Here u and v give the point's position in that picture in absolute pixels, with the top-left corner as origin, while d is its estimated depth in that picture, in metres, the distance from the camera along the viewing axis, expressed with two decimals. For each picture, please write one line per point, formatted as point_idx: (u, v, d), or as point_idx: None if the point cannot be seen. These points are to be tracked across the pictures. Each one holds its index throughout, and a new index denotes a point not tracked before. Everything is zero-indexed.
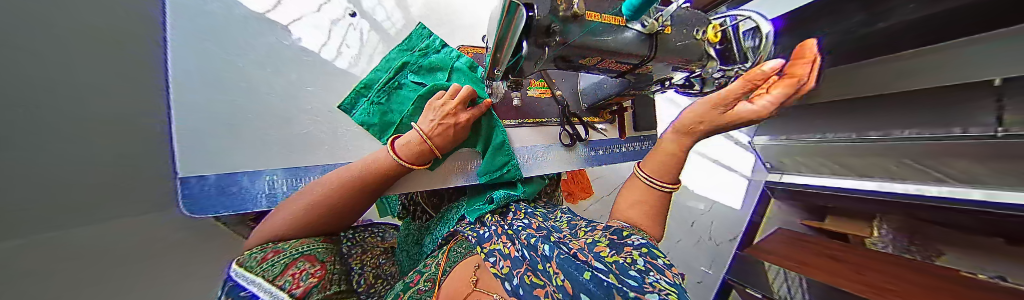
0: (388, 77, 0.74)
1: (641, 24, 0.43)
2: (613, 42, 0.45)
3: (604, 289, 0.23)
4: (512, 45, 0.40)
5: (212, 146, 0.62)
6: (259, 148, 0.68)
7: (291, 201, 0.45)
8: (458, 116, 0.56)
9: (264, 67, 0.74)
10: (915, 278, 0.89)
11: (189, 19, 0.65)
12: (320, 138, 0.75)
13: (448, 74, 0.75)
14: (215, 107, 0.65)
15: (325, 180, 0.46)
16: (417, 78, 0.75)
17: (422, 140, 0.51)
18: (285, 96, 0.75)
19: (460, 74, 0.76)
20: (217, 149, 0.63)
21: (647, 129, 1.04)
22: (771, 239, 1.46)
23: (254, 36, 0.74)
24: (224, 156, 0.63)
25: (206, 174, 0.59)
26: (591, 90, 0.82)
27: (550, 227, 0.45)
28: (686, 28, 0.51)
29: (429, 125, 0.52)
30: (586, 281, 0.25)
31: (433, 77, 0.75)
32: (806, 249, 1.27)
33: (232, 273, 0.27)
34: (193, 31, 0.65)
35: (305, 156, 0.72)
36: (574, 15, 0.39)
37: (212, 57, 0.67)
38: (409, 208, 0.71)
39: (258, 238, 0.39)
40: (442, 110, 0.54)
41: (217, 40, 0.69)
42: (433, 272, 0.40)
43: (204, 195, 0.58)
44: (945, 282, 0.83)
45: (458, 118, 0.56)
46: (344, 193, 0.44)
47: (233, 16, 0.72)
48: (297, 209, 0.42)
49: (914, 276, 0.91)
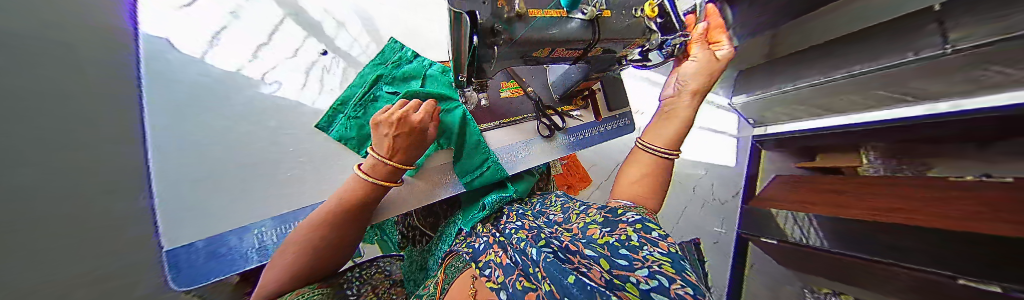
0: (363, 92, 0.86)
1: (582, 12, 0.51)
2: (558, 33, 0.51)
3: (586, 292, 0.18)
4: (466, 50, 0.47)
5: (195, 201, 0.71)
6: (247, 194, 0.78)
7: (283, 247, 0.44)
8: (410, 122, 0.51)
9: (241, 120, 0.86)
10: (913, 193, 0.92)
11: (173, 91, 0.79)
12: (303, 178, 0.86)
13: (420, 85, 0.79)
14: (202, 164, 0.76)
15: (305, 222, 0.45)
16: (390, 88, 0.89)
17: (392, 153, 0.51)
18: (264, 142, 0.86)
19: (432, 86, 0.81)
20: (204, 204, 0.72)
21: (621, 106, 1.07)
22: (773, 187, 1.47)
23: (233, 91, 0.88)
24: (213, 207, 0.73)
25: (192, 242, 0.67)
26: (558, 81, 0.87)
27: (542, 226, 0.44)
28: (626, 9, 0.57)
29: (386, 147, 0.50)
30: (570, 286, 0.20)
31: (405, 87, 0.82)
32: (807, 189, 1.29)
33: None
34: (172, 100, 0.78)
35: (293, 197, 0.83)
36: (517, 15, 0.46)
37: (194, 119, 0.79)
38: (407, 234, 0.74)
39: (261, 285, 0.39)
40: (389, 124, 0.49)
41: (197, 103, 0.82)
42: (433, 294, 0.38)
43: (190, 264, 0.64)
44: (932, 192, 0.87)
45: (409, 122, 0.51)
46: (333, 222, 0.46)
47: (212, 80, 0.87)
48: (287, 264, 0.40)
49: (911, 191, 0.93)
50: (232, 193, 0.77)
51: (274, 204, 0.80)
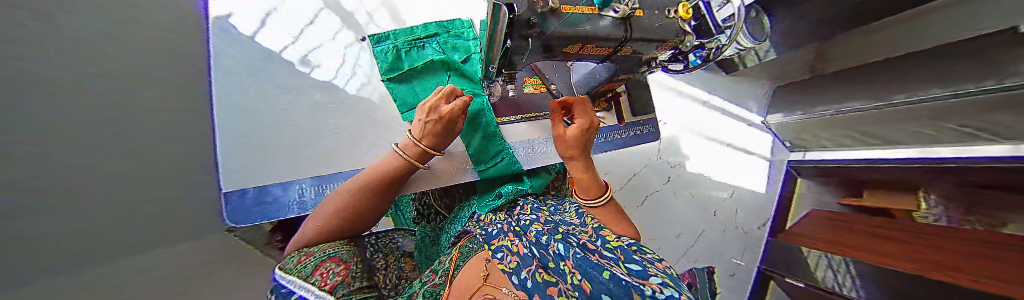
0: (417, 35, 0.76)
1: (614, 10, 0.44)
2: (592, 30, 0.45)
3: (620, 285, 0.22)
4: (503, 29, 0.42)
5: (259, 159, 0.61)
6: (271, 164, 0.61)
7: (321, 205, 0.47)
8: (443, 111, 0.48)
9: (284, 79, 0.70)
10: (992, 253, 0.80)
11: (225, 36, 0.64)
12: (341, 138, 0.69)
13: (436, 75, 0.73)
14: (245, 122, 0.62)
15: (350, 181, 0.47)
16: (441, 48, 0.78)
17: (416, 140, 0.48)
18: (308, 107, 0.70)
19: (455, 78, 0.74)
20: (265, 161, 0.61)
21: (645, 113, 1.03)
22: (803, 222, 1.37)
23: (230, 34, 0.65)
24: (269, 168, 0.61)
25: (245, 188, 0.57)
26: (583, 81, 0.81)
27: (557, 219, 0.47)
28: (657, 10, 0.50)
29: (417, 126, 0.48)
30: (605, 281, 0.24)
31: (421, 79, 0.72)
32: (849, 230, 1.17)
33: (275, 276, 0.30)
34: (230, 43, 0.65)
35: (320, 161, 0.65)
36: (551, 9, 0.41)
37: (275, 77, 0.69)
38: (423, 212, 0.74)
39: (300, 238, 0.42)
40: (424, 107, 0.48)
41: (227, 44, 0.64)
42: (446, 268, 0.40)
43: (242, 206, 0.56)
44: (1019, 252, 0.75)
45: (440, 111, 0.47)
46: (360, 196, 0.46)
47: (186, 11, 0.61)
48: (317, 221, 0.44)
49: (986, 250, 0.82)
50: (315, 155, 0.66)
51: (296, 164, 0.63)
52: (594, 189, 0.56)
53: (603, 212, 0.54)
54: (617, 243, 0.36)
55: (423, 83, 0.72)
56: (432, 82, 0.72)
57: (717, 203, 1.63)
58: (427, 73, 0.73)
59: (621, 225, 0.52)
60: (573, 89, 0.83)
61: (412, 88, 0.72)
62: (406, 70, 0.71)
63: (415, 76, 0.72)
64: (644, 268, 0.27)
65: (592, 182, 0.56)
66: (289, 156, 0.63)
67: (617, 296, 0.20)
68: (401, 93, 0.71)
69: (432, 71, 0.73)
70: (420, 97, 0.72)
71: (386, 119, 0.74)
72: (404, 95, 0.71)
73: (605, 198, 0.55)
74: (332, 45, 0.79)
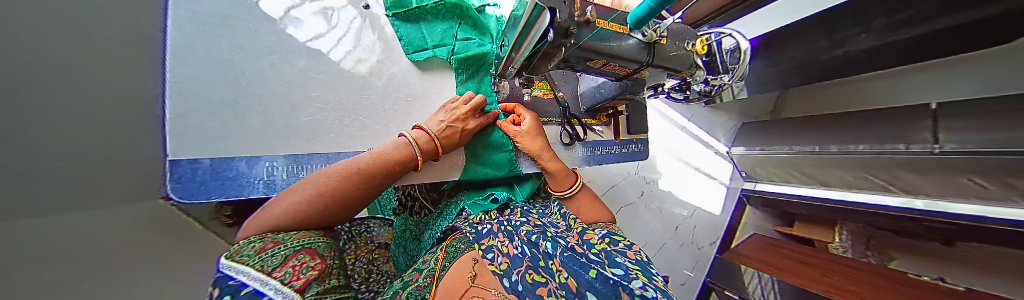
0: None
1: (642, 34, 0.44)
2: (615, 48, 0.45)
3: (608, 285, 0.24)
4: (540, 32, 0.39)
5: (215, 135, 0.49)
6: (264, 135, 0.53)
7: (303, 180, 0.40)
8: (467, 121, 0.61)
9: (272, 52, 0.55)
10: (884, 283, 0.97)
11: None
12: (331, 127, 0.60)
13: (443, 20, 0.71)
14: (218, 87, 0.50)
15: (349, 160, 0.44)
16: None
17: (429, 141, 0.54)
18: (294, 81, 0.57)
19: (464, 28, 0.73)
20: (225, 135, 0.50)
21: (639, 132, 1.07)
22: (751, 244, 1.58)
23: None
24: (230, 140, 0.50)
25: (199, 158, 0.47)
26: (589, 94, 0.82)
27: (546, 223, 0.48)
28: (678, 41, 0.53)
29: (439, 126, 0.56)
30: (591, 279, 0.27)
31: (428, 22, 0.71)
32: (780, 255, 1.36)
33: (220, 266, 0.24)
34: (198, 5, 0.49)
35: (313, 135, 0.58)
36: (587, 21, 0.39)
37: (253, 39, 0.54)
38: (405, 204, 0.71)
39: (278, 214, 0.34)
40: (451, 114, 0.59)
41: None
42: (433, 268, 0.40)
43: (199, 181, 0.47)
44: (907, 287, 0.93)
45: (466, 123, 0.60)
46: (364, 178, 0.43)
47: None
48: (304, 195, 0.37)
49: (882, 281, 0.99)
50: (293, 137, 0.56)
51: (272, 140, 0.54)
52: (564, 181, 0.59)
53: (580, 200, 0.58)
54: (601, 246, 0.37)
55: (430, 26, 0.71)
56: (440, 26, 0.71)
57: (681, 220, 1.77)
58: (435, 16, 0.70)
59: (595, 209, 0.56)
60: (580, 102, 0.87)
61: (418, 30, 0.71)
62: (415, 8, 0.69)
63: (421, 17, 0.70)
64: (626, 272, 0.28)
65: (565, 176, 0.60)
66: (260, 140, 0.53)
67: (604, 296, 0.23)
68: (407, 35, 0.70)
69: (441, 15, 0.70)
70: (428, 40, 0.71)
71: (382, 98, 0.66)
72: (410, 37, 0.70)
73: (576, 187, 0.59)
74: (329, 5, 0.64)
